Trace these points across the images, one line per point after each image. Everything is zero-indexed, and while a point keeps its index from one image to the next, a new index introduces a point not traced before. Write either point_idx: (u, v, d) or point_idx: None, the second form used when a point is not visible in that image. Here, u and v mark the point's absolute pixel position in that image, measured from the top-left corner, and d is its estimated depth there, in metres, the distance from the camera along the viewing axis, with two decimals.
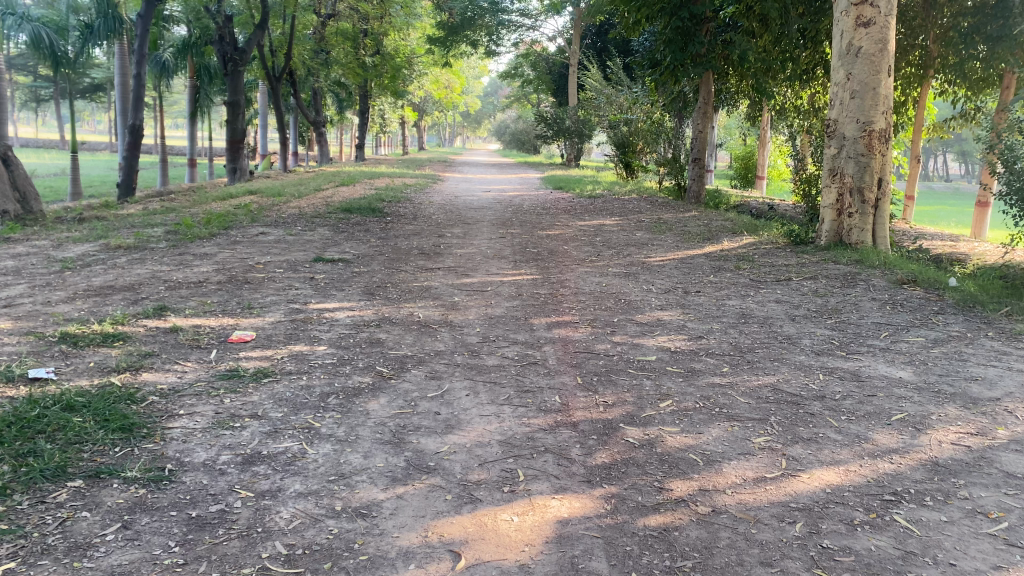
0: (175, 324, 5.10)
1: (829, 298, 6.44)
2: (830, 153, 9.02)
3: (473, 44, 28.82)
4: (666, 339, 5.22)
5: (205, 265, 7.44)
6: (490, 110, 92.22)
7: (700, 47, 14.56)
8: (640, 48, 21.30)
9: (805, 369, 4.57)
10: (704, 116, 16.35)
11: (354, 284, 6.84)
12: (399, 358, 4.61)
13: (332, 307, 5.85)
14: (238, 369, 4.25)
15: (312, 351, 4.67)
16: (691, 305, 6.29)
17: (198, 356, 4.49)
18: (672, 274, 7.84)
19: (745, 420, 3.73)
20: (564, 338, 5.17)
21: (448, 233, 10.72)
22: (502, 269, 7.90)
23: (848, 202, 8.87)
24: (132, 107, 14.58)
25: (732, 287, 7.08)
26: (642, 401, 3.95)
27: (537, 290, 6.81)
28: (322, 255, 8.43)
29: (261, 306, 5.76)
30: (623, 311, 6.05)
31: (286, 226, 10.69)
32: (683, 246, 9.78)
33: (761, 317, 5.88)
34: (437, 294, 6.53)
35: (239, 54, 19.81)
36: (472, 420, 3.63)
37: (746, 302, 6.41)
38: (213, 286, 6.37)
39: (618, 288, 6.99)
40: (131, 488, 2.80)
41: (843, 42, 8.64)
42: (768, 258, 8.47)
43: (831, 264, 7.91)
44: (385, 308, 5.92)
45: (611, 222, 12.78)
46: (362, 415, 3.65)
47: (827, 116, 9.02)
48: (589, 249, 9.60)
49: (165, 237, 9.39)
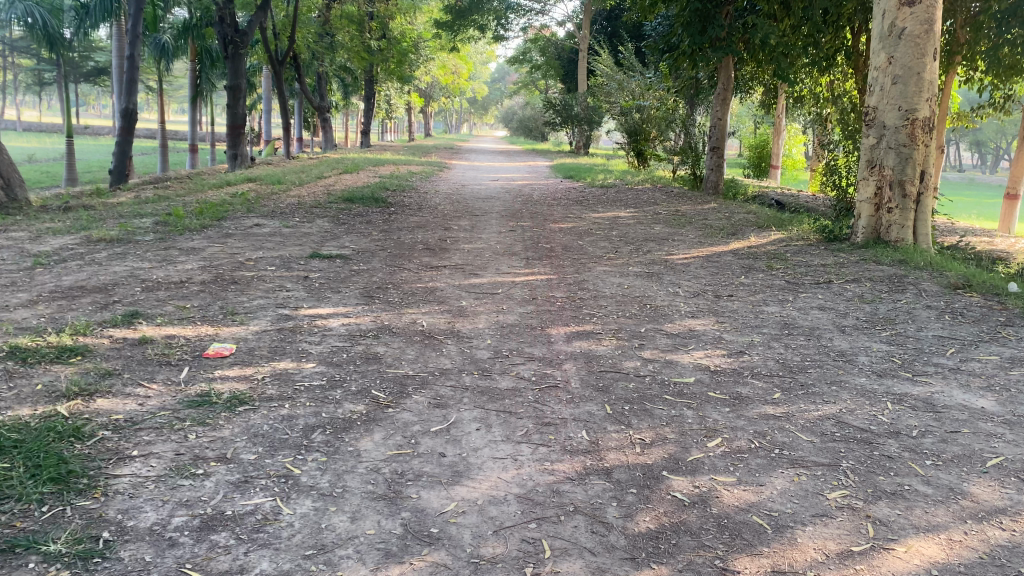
0: (145, 335, 4.49)
1: (878, 305, 5.80)
2: (869, 143, 8.35)
3: (483, 28, 28.05)
4: (703, 355, 4.60)
5: (190, 262, 6.84)
6: (498, 96, 91.33)
7: (719, 30, 13.92)
8: (653, 32, 20.59)
9: (869, 397, 3.95)
10: (723, 102, 15.67)
11: (352, 285, 6.22)
12: (398, 379, 3.98)
13: (325, 313, 5.23)
14: (210, 394, 3.64)
15: (299, 370, 4.05)
16: (726, 313, 5.66)
17: (165, 376, 3.87)
18: (698, 273, 7.19)
19: (812, 466, 3.11)
20: (587, 353, 4.55)
21: (454, 226, 10.09)
22: (514, 268, 7.27)
23: (887, 196, 8.16)
24: (126, 90, 13.98)
25: (767, 290, 6.45)
26: (686, 439, 3.31)
27: (552, 293, 6.18)
28: (319, 250, 7.82)
29: (246, 313, 5.14)
30: (649, 319, 5.42)
31: (282, 217, 10.06)
32: (707, 242, 9.13)
33: (806, 328, 5.25)
34: (443, 297, 5.91)
35: (240, 36, 19.12)
36: (484, 464, 3.02)
37: (786, 309, 5.79)
38: (196, 288, 5.76)
39: (642, 291, 6.37)
40: (49, 571, 2.19)
41: (885, 23, 7.96)
42: (802, 256, 7.83)
43: (872, 265, 7.25)
44: (385, 314, 5.30)
45: (626, 215, 12.13)
46: (352, 457, 3.04)
47: (866, 103, 8.36)
48: (606, 245, 8.95)
49: (152, 228, 8.77)
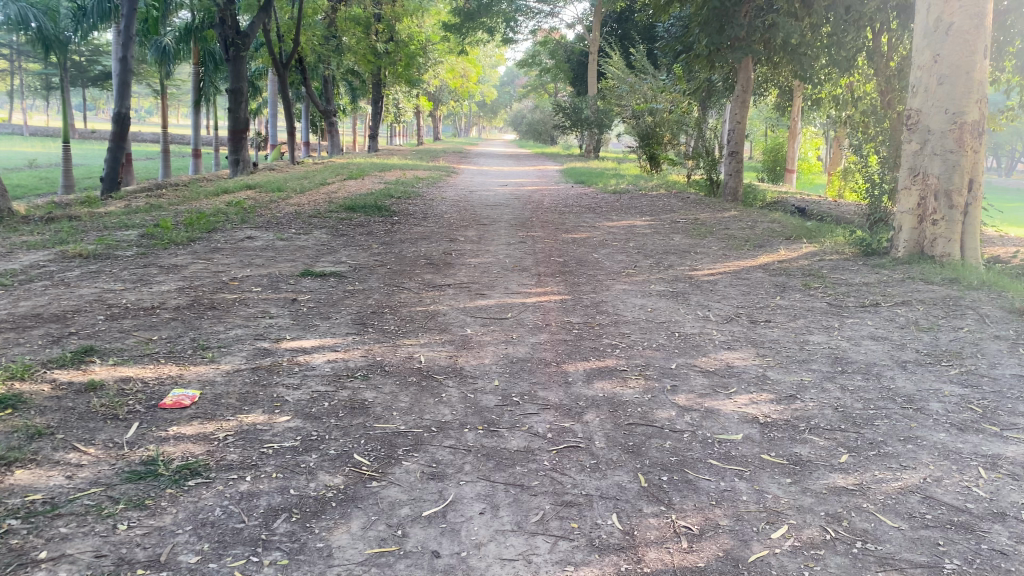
0: (96, 378, 3.84)
1: (938, 334, 5.12)
2: (911, 149, 7.64)
3: (492, 31, 27.41)
4: (749, 402, 3.93)
5: (168, 282, 6.21)
6: (506, 100, 90.59)
7: (738, 29, 13.18)
8: (666, 33, 19.88)
9: (954, 460, 3.27)
10: (742, 105, 14.79)
11: (346, 309, 5.58)
12: (388, 437, 3.32)
13: (309, 347, 4.58)
14: (158, 462, 2.99)
15: (270, 426, 3.40)
16: (766, 344, 4.99)
17: (106, 434, 3.22)
18: (728, 293, 6.53)
19: (906, 568, 2.44)
20: (611, 398, 3.88)
21: (460, 236, 9.46)
22: (525, 287, 6.62)
23: (932, 207, 7.41)
24: (118, 95, 13.41)
25: (808, 314, 5.78)
26: (743, 528, 2.65)
27: (567, 318, 5.50)
28: (312, 266, 7.19)
29: (219, 347, 4.49)
30: (679, 351, 4.75)
31: (278, 229, 9.46)
32: (733, 255, 8.44)
33: (861, 364, 4.58)
34: (444, 324, 5.24)
35: (242, 38, 18.50)
36: (488, 570, 2.35)
37: (834, 339, 5.11)
38: (168, 315, 5.13)
39: (668, 315, 5.72)
40: None
41: (931, 18, 7.31)
42: (841, 274, 7.14)
43: (921, 283, 6.55)
44: (379, 347, 4.65)
45: (642, 223, 11.43)
46: (321, 559, 2.38)
47: (908, 105, 7.67)
48: (624, 258, 8.27)
49: (135, 242, 8.15)
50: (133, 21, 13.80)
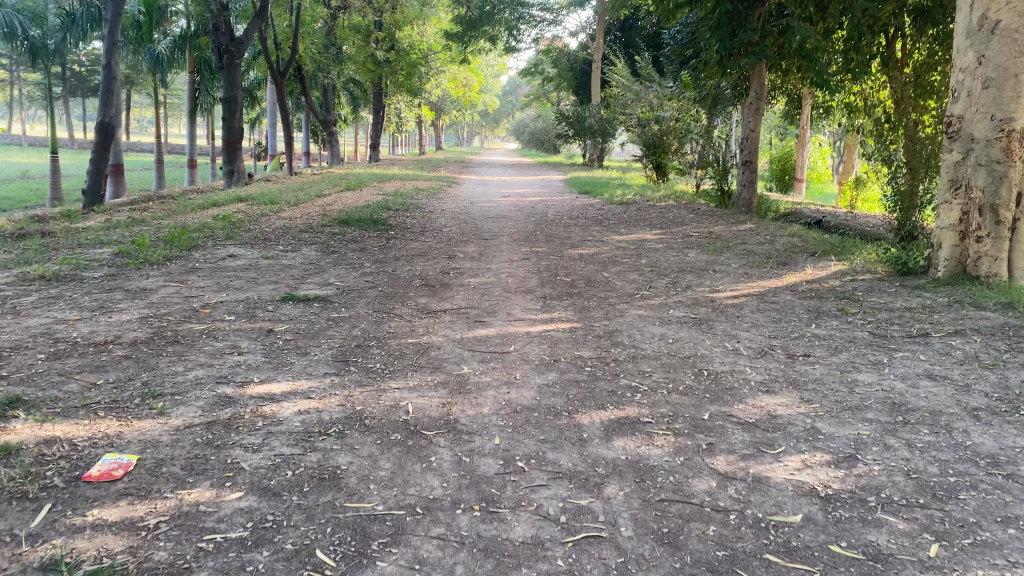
0: (12, 439, 3.17)
1: (1006, 373, 4.43)
2: (952, 159, 6.98)
3: (494, 40, 26.82)
4: (803, 467, 3.26)
5: (132, 309, 5.56)
6: (508, 110, 90.04)
7: (752, 34, 12.23)
8: (672, 39, 19.12)
9: None
10: (756, 112, 14.14)
11: (329, 342, 4.93)
12: (361, 523, 2.66)
13: (278, 393, 3.91)
14: (60, 567, 2.31)
15: (216, 507, 2.74)
16: (808, 386, 4.33)
17: (5, 524, 2.56)
18: (757, 319, 5.89)
19: None
20: (635, 462, 3.22)
21: (459, 253, 8.82)
22: (529, 312, 5.96)
23: (976, 223, 6.74)
24: (102, 102, 12.82)
25: (851, 346, 5.12)
26: None
27: (578, 353, 4.83)
28: (296, 290, 6.53)
29: (174, 394, 3.83)
30: (710, 396, 4.09)
31: (265, 245, 8.84)
32: (755, 274, 7.79)
33: (924, 412, 3.89)
34: (438, 361, 4.57)
35: (236, 45, 17.91)
36: None
37: (887, 378, 4.44)
38: (124, 351, 4.48)
39: (692, 346, 5.07)
40: None
41: (974, 16, 6.67)
42: (879, 297, 6.47)
43: (971, 307, 5.87)
44: (360, 392, 3.98)
45: (653, 237, 10.81)
46: None
47: (948, 112, 7.01)
48: (637, 278, 7.63)
49: (107, 262, 7.49)
50: (117, 27, 13.16)
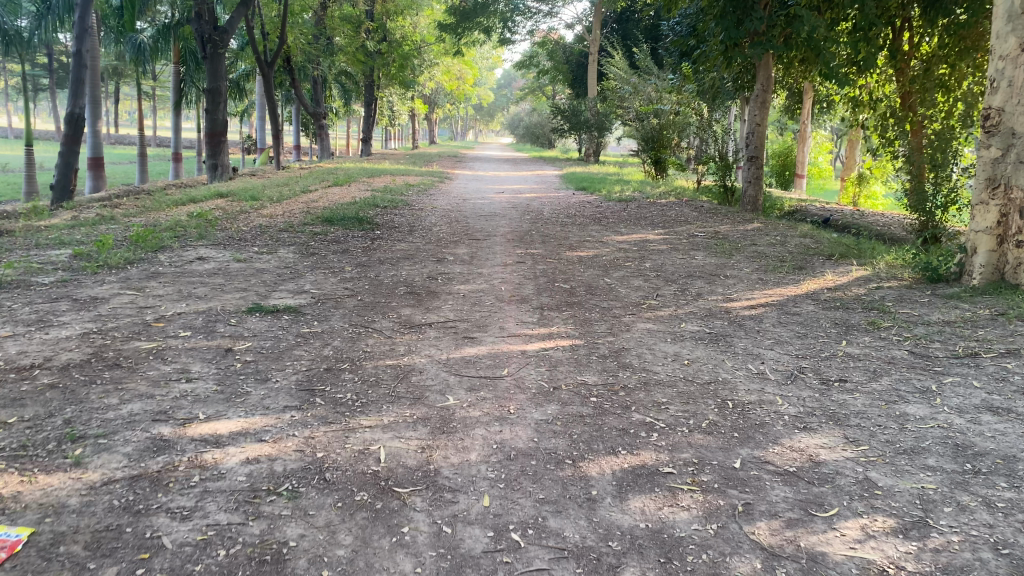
0: None
1: None
2: (989, 156, 6.36)
3: (488, 32, 26.03)
4: (864, 538, 2.63)
5: (75, 323, 4.90)
6: (504, 104, 89.08)
7: (758, 23, 11.32)
8: (672, 30, 18.37)
9: None
10: (762, 105, 13.38)
11: (294, 365, 4.28)
12: None
13: (225, 434, 3.26)
14: None
15: None
16: (853, 422, 3.69)
17: None
18: (781, 334, 5.26)
19: None
20: (658, 531, 2.60)
21: (450, 256, 8.17)
22: (525, 326, 5.31)
23: (1016, 225, 6.12)
24: (71, 92, 12.08)
25: (890, 368, 4.50)
26: None
27: (581, 378, 4.20)
28: (266, 299, 5.87)
29: (97, 437, 3.16)
30: (739, 437, 3.45)
31: (239, 247, 8.19)
32: (770, 281, 7.14)
33: (996, 458, 3.27)
34: (420, 390, 3.93)
35: (219, 34, 17.14)
36: None
37: (942, 411, 3.81)
38: (49, 378, 3.82)
39: (711, 370, 4.43)
40: None
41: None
42: (911, 308, 5.85)
43: (1018, 321, 5.25)
44: (324, 433, 3.33)
45: (655, 237, 10.19)
46: None
47: (986, 104, 6.39)
48: (642, 284, 7.00)
49: (62, 265, 6.82)
50: (90, 12, 12.46)
